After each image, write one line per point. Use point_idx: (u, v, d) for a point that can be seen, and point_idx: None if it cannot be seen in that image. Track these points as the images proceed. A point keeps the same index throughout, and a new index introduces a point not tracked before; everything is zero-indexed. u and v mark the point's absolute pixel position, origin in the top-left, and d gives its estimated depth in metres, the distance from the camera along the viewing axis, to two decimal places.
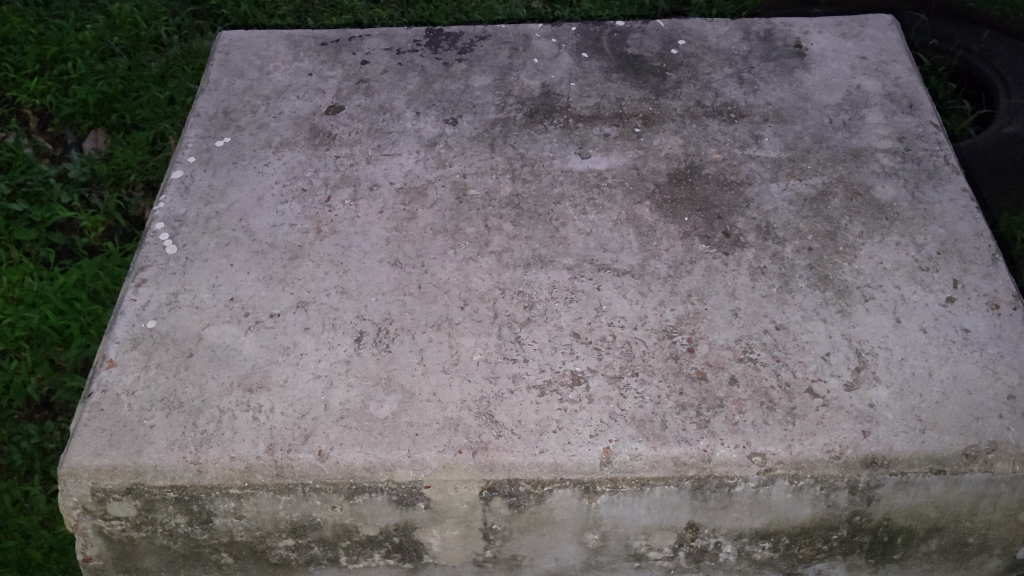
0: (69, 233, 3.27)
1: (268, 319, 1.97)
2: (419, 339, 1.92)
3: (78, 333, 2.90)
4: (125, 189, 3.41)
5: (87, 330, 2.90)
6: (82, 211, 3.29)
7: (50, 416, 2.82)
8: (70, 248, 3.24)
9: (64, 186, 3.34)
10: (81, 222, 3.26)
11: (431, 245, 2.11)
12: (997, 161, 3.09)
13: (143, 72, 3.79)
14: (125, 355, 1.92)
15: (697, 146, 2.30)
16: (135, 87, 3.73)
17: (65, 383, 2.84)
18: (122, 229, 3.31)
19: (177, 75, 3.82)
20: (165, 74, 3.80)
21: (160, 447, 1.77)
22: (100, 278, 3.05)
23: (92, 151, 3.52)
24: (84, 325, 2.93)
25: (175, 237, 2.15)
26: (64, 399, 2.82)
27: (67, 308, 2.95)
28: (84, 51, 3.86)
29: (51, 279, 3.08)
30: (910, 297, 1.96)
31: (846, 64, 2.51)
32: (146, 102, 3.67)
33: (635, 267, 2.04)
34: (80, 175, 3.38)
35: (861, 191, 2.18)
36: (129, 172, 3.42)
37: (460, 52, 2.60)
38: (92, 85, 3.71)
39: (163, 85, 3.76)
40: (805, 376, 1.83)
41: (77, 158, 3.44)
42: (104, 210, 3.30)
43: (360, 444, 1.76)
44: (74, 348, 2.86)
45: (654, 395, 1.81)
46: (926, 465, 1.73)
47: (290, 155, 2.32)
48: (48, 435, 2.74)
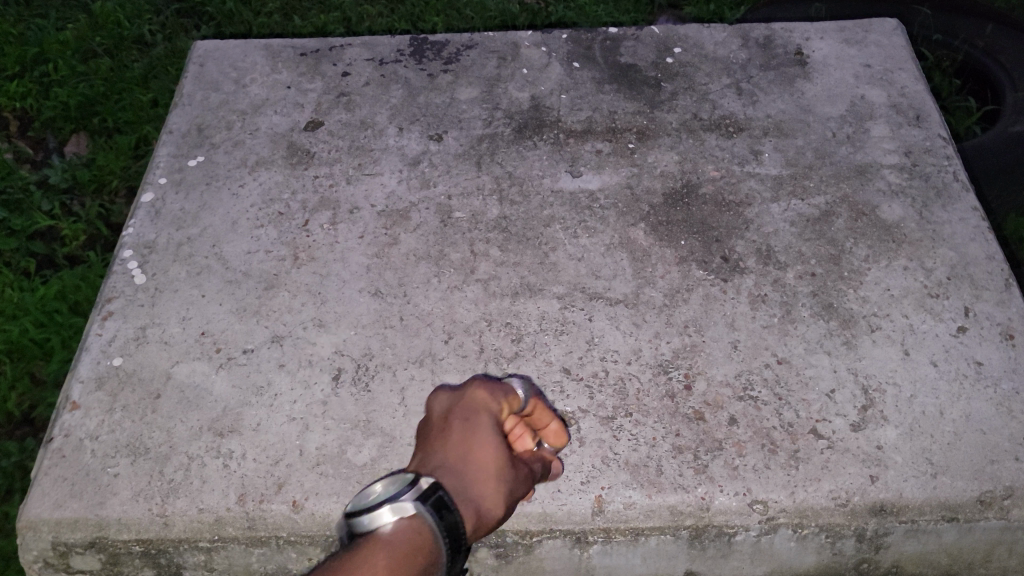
0: (50, 243, 3.15)
1: (242, 355, 1.87)
2: (401, 376, 1.82)
3: (60, 347, 2.77)
4: (108, 196, 3.30)
5: (68, 343, 2.78)
6: (63, 220, 3.16)
7: (32, 432, 2.67)
8: (51, 257, 3.12)
9: (45, 194, 3.24)
10: (63, 230, 3.14)
11: (414, 273, 2.00)
12: (1003, 161, 2.98)
13: (126, 74, 3.67)
14: (90, 396, 1.81)
15: (694, 162, 2.19)
16: (119, 89, 3.61)
17: (47, 398, 2.70)
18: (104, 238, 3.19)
19: (162, 75, 3.70)
20: (149, 76, 3.68)
21: (125, 498, 1.67)
22: (82, 289, 2.94)
23: (73, 156, 3.41)
24: (66, 338, 2.80)
25: (145, 265, 2.04)
26: (46, 414, 2.69)
27: (49, 321, 2.83)
28: (65, 52, 3.74)
29: (32, 290, 2.94)
30: (920, 327, 1.86)
31: (850, 72, 2.39)
32: (129, 104, 3.54)
33: (629, 295, 1.94)
34: (61, 181, 3.27)
35: (867, 211, 2.07)
36: (111, 177, 3.30)
37: (446, 62, 2.48)
38: (75, 87, 3.59)
39: (147, 86, 3.65)
40: (809, 416, 1.73)
41: (59, 164, 3.33)
42: (86, 219, 3.19)
43: (337, 493, 1.66)
44: (57, 361, 2.73)
45: (649, 437, 1.71)
46: (938, 512, 1.62)
47: (267, 174, 2.21)
48: (30, 452, 2.58)
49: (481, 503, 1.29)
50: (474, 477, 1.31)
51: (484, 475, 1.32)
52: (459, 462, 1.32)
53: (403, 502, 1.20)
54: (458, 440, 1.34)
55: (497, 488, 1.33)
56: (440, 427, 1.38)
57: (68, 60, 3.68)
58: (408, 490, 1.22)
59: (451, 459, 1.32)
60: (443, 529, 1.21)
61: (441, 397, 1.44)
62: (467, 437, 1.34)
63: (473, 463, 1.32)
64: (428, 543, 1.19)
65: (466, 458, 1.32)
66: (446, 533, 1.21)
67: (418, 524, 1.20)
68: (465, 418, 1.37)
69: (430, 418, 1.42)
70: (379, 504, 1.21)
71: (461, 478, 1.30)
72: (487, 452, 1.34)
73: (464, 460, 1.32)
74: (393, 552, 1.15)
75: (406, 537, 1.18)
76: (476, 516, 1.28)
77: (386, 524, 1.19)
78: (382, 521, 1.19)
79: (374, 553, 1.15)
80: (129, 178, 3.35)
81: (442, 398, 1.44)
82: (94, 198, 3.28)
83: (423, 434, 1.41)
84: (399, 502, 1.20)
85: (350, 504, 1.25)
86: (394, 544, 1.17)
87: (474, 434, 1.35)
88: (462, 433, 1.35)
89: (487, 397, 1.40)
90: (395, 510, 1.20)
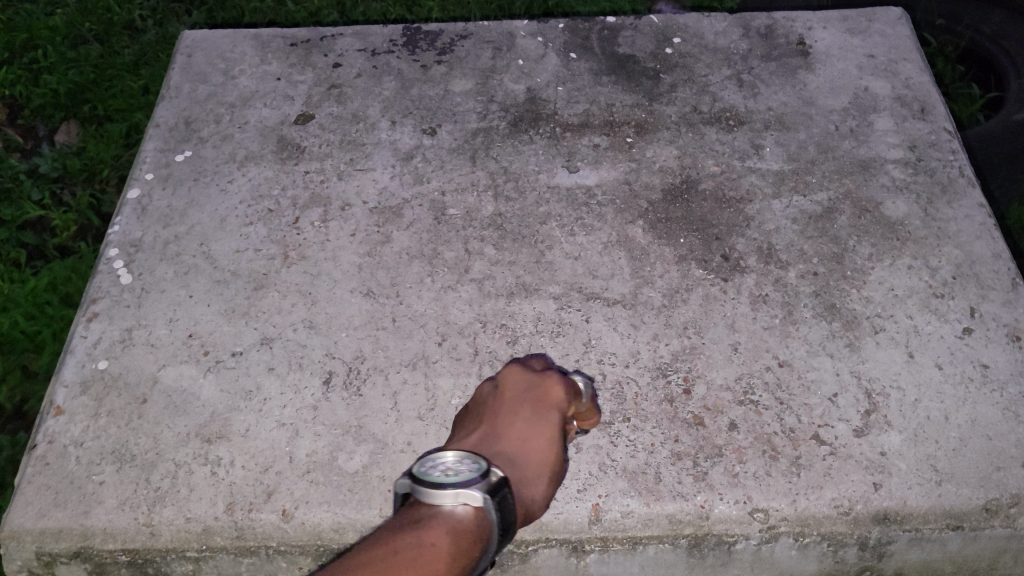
0: (40, 233, 3.08)
1: (230, 358, 1.82)
2: (393, 380, 1.78)
3: (51, 339, 2.71)
4: (99, 185, 3.24)
5: (59, 336, 2.71)
6: (54, 209, 3.11)
7: (23, 426, 2.60)
8: (41, 248, 3.05)
9: (35, 182, 3.17)
10: (53, 220, 3.08)
11: (407, 272, 1.95)
12: (1006, 150, 2.94)
13: (116, 60, 3.59)
14: (74, 401, 1.77)
15: (694, 157, 2.14)
16: (109, 76, 3.53)
17: (38, 392, 2.62)
18: (95, 228, 3.13)
19: (153, 62, 3.63)
20: (140, 62, 3.61)
21: (110, 507, 1.63)
22: (72, 281, 2.87)
23: (63, 144, 3.34)
24: (56, 330, 2.73)
25: (131, 264, 1.99)
26: (37, 408, 2.61)
27: (38, 313, 2.76)
28: (54, 38, 3.67)
29: (22, 282, 2.88)
30: (924, 328, 1.81)
31: (854, 63, 2.34)
32: (120, 91, 3.47)
33: (627, 295, 1.89)
34: (52, 170, 3.21)
35: (870, 208, 2.02)
36: (103, 166, 3.24)
37: (440, 52, 2.42)
38: (64, 73, 3.51)
39: (138, 73, 3.57)
40: (811, 421, 1.69)
41: (48, 152, 3.26)
42: (76, 208, 3.13)
43: (328, 502, 1.62)
44: (48, 354, 2.67)
45: (647, 443, 1.67)
46: (943, 520, 1.58)
47: (256, 170, 2.16)
48: (21, 446, 2.52)
49: (539, 494, 1.25)
50: (536, 468, 1.27)
51: (545, 467, 1.28)
52: (524, 451, 1.28)
53: (471, 490, 1.10)
54: (523, 429, 1.31)
55: (553, 482, 1.29)
56: (504, 411, 1.34)
57: (57, 47, 3.61)
58: (477, 480, 1.12)
59: (515, 446, 1.28)
60: (502, 527, 1.12)
61: (505, 379, 1.40)
62: (533, 427, 1.31)
63: (535, 454, 1.29)
64: (485, 539, 1.09)
65: (529, 448, 1.29)
66: (504, 530, 1.13)
67: (480, 515, 1.10)
68: (532, 410, 1.34)
69: (489, 397, 1.38)
70: (445, 483, 1.11)
71: (524, 466, 1.26)
72: (550, 447, 1.30)
73: (527, 449, 1.29)
74: (452, 538, 1.05)
75: (466, 525, 1.08)
76: (535, 508, 1.23)
77: (449, 506, 1.09)
78: (445, 501, 1.09)
79: (432, 534, 1.05)
80: (121, 167, 3.29)
81: (507, 379, 1.40)
82: (86, 187, 3.22)
83: (481, 411, 1.36)
84: (467, 488, 1.09)
85: (410, 470, 1.16)
86: (454, 528, 1.07)
87: (538, 426, 1.32)
88: (528, 424, 1.32)
89: (561, 396, 1.37)
90: (460, 495, 1.10)
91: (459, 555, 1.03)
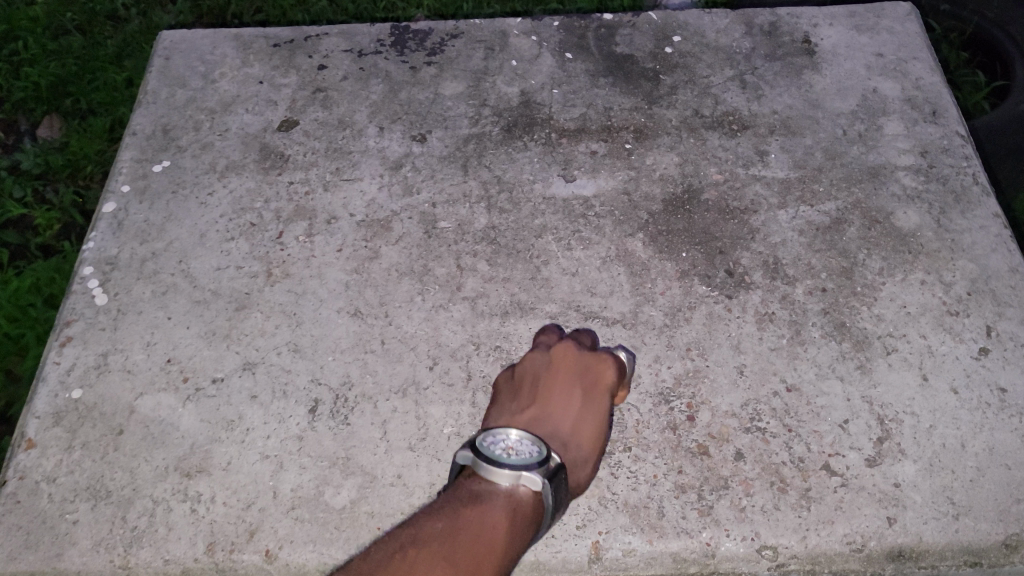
0: (23, 232, 2.83)
1: (211, 385, 1.73)
2: (383, 408, 1.69)
3: (35, 344, 2.45)
4: (83, 182, 2.96)
5: (44, 340, 2.45)
6: (36, 207, 2.85)
7: (8, 435, 2.36)
8: (24, 248, 2.80)
9: (16, 180, 2.92)
10: (35, 219, 2.82)
11: (396, 291, 1.86)
12: (1015, 140, 2.80)
13: (100, 51, 3.32)
14: (46, 433, 1.69)
15: (696, 164, 2.05)
16: (92, 69, 3.26)
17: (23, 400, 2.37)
18: (81, 226, 2.85)
19: (136, 54, 3.34)
20: (124, 54, 3.34)
21: (84, 549, 1.55)
22: (57, 281, 2.62)
23: (46, 140, 3.07)
24: (41, 334, 2.48)
25: (106, 284, 1.90)
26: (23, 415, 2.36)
27: (21, 317, 2.50)
28: (35, 29, 3.43)
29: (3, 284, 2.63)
30: (939, 348, 1.73)
31: (861, 63, 2.24)
32: (103, 85, 3.20)
33: (627, 314, 1.80)
34: (33, 166, 2.95)
35: (880, 219, 1.93)
36: (87, 162, 2.96)
37: (430, 53, 2.31)
38: (45, 67, 3.26)
39: (121, 65, 3.29)
40: (821, 450, 1.61)
41: (31, 148, 3.00)
42: (59, 206, 2.86)
43: (314, 541, 1.54)
44: (32, 358, 2.41)
45: (649, 474, 1.59)
46: (960, 557, 1.51)
47: (237, 180, 2.06)
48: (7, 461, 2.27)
49: (584, 476, 1.46)
50: (585, 450, 1.48)
51: (590, 449, 1.49)
52: (575, 433, 1.49)
53: (531, 474, 1.33)
54: (576, 412, 1.51)
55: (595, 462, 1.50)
56: (558, 391, 1.54)
57: (37, 38, 3.37)
58: (538, 466, 1.35)
59: (569, 430, 1.48)
60: (553, 505, 1.37)
61: (560, 358, 1.59)
62: (584, 411, 1.51)
63: (585, 436, 1.49)
64: (538, 513, 1.34)
65: (581, 431, 1.49)
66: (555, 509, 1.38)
67: (535, 494, 1.35)
68: (585, 393, 1.54)
69: (545, 372, 1.57)
70: (506, 465, 1.34)
71: (574, 449, 1.47)
72: (598, 431, 1.51)
73: (578, 432, 1.49)
74: (509, 513, 1.30)
75: (523, 502, 1.33)
76: (579, 487, 1.46)
77: (508, 485, 1.33)
78: (505, 481, 1.33)
79: (493, 511, 1.29)
80: (106, 162, 3.00)
81: (561, 359, 1.59)
82: (69, 184, 2.94)
83: (538, 384, 1.55)
84: (527, 472, 1.33)
85: (473, 443, 1.38)
86: (512, 504, 1.31)
87: (590, 411, 1.52)
88: (579, 407, 1.52)
89: (612, 380, 1.57)
90: (520, 477, 1.33)
91: (515, 526, 1.28)
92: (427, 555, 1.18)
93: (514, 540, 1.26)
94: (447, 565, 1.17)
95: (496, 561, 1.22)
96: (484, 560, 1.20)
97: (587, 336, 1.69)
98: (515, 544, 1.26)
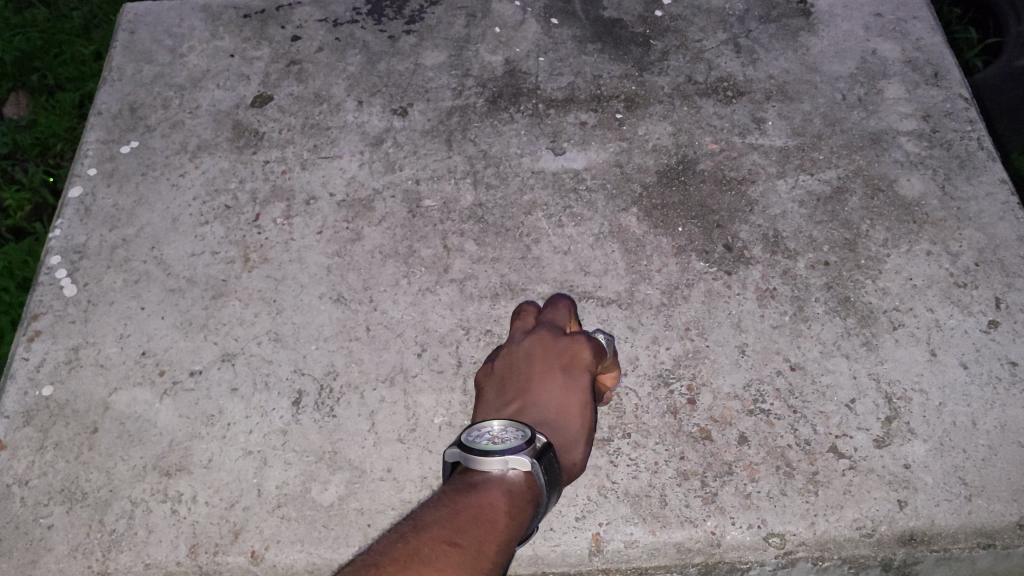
0: None
1: (188, 378, 1.65)
2: (370, 398, 1.62)
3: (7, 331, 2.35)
4: (53, 160, 2.83)
5: None
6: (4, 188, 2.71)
7: None
8: None
9: None
10: (4, 200, 2.69)
11: (380, 274, 1.78)
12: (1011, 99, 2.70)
13: (65, 23, 3.14)
14: (17, 434, 1.60)
15: (690, 134, 1.96)
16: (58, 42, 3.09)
17: None
18: (52, 206, 2.73)
19: (104, 25, 3.16)
20: (91, 26, 3.15)
21: (60, 555, 1.47)
22: (30, 265, 2.49)
23: (12, 118, 2.92)
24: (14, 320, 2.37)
25: (75, 274, 1.81)
26: None
27: None
28: None
29: None
30: (947, 322, 1.67)
31: (860, 23, 2.15)
32: (70, 58, 3.04)
33: (622, 294, 1.73)
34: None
35: (883, 187, 1.86)
36: (56, 140, 2.83)
37: (409, 21, 2.21)
38: (8, 41, 3.08)
39: (90, 38, 3.11)
40: (828, 431, 1.55)
41: None
42: (28, 186, 2.72)
43: (302, 541, 1.47)
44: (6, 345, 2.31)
45: (650, 462, 1.52)
46: (974, 539, 1.45)
47: (210, 160, 1.96)
48: None
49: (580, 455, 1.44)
50: (576, 428, 1.46)
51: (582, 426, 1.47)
52: (563, 414, 1.47)
53: (519, 456, 1.28)
54: (558, 395, 1.49)
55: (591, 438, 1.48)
56: (538, 379, 1.52)
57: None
58: (525, 446, 1.30)
59: (553, 414, 1.46)
60: (548, 484, 1.31)
61: (536, 347, 1.56)
62: (566, 392, 1.49)
63: (573, 414, 1.47)
64: (535, 496, 1.29)
65: (567, 411, 1.47)
66: (551, 488, 1.32)
67: (527, 476, 1.29)
68: (565, 373, 1.51)
69: (524, 362, 1.55)
70: (493, 451, 1.29)
71: (564, 429, 1.45)
72: (584, 409, 1.48)
73: (564, 411, 1.47)
74: (506, 498, 1.24)
75: (516, 486, 1.27)
76: (576, 466, 1.43)
77: (499, 471, 1.28)
78: (495, 468, 1.28)
79: (490, 496, 1.23)
80: (76, 140, 2.86)
81: (537, 345, 1.57)
82: (38, 164, 2.81)
83: (518, 376, 1.53)
84: (515, 455, 1.28)
85: (458, 440, 1.33)
86: (508, 488, 1.26)
87: (574, 389, 1.50)
88: (561, 389, 1.50)
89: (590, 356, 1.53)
90: (509, 461, 1.28)
91: (513, 511, 1.23)
92: (428, 542, 1.10)
93: (513, 523, 1.21)
94: (450, 550, 1.09)
95: (496, 546, 1.16)
96: (486, 543, 1.14)
97: (567, 309, 1.65)
98: (514, 526, 1.20)
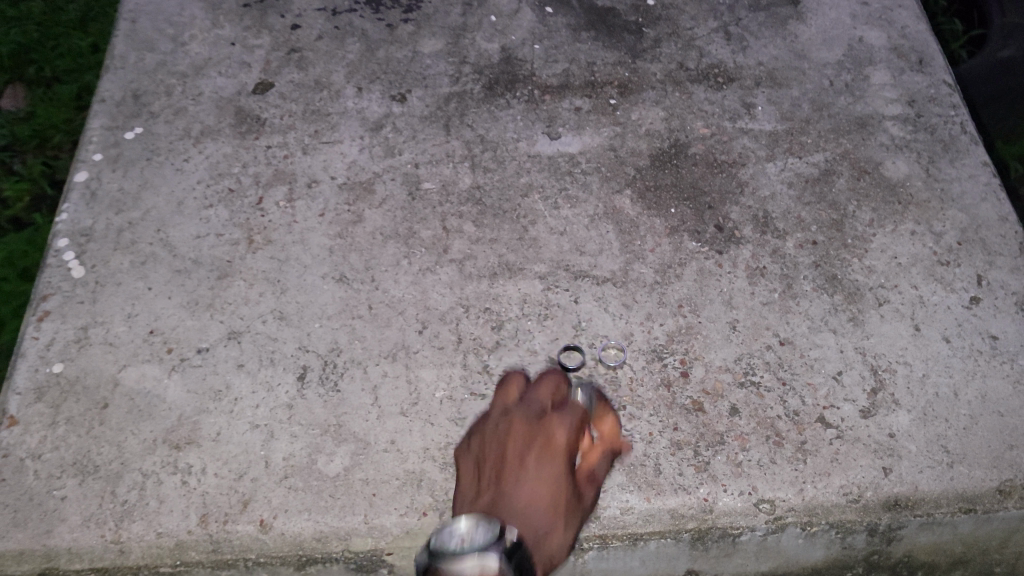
0: None
1: (196, 356, 1.70)
2: (373, 373, 1.66)
3: (9, 318, 2.37)
4: (51, 152, 2.85)
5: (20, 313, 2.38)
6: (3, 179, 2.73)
7: None
8: None
9: None
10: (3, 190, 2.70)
11: (382, 254, 1.83)
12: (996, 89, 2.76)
13: (61, 16, 3.17)
14: (28, 409, 1.64)
15: (682, 119, 2.02)
16: (54, 34, 3.12)
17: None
18: (51, 197, 2.75)
19: (100, 17, 3.19)
20: (87, 18, 3.18)
21: (74, 525, 1.51)
22: (31, 254, 2.52)
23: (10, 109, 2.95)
24: (16, 308, 2.39)
25: (82, 256, 1.85)
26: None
27: None
28: None
29: None
30: (930, 299, 1.73)
31: (846, 11, 2.21)
32: (67, 50, 3.06)
33: (617, 272, 1.78)
34: None
35: (869, 169, 1.92)
36: (53, 132, 2.86)
37: (406, 10, 2.25)
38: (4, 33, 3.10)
39: (86, 30, 3.15)
40: (816, 403, 1.60)
41: None
42: (27, 177, 2.75)
43: (309, 510, 1.52)
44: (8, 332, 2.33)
45: (645, 432, 1.57)
46: (956, 504, 1.51)
47: (214, 146, 2.01)
48: None
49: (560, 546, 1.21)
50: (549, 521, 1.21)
51: (558, 518, 1.24)
52: (537, 504, 1.21)
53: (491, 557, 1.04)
54: (534, 484, 1.23)
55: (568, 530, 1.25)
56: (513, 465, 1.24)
57: None
58: (495, 541, 1.06)
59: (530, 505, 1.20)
60: None
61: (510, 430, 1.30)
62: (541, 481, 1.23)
63: (548, 507, 1.22)
64: None
65: (543, 503, 1.22)
66: None
67: None
68: (540, 458, 1.25)
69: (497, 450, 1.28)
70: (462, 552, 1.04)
71: (539, 522, 1.20)
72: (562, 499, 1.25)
73: (540, 504, 1.22)
74: None
75: None
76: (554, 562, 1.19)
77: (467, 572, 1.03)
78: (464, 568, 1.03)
79: None
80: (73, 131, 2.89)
81: (509, 423, 1.32)
82: (36, 155, 2.83)
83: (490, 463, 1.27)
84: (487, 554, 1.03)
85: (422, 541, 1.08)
86: None
87: (551, 476, 1.24)
88: (536, 477, 1.23)
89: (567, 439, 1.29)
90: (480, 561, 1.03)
91: None
92: None
93: None
94: None
95: None
96: None
97: (552, 377, 1.41)
98: None
